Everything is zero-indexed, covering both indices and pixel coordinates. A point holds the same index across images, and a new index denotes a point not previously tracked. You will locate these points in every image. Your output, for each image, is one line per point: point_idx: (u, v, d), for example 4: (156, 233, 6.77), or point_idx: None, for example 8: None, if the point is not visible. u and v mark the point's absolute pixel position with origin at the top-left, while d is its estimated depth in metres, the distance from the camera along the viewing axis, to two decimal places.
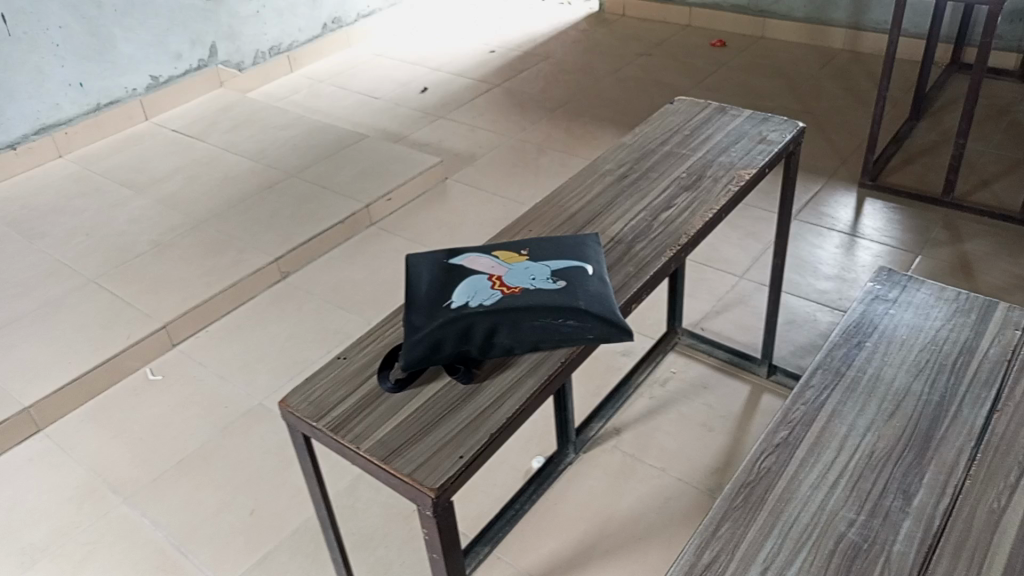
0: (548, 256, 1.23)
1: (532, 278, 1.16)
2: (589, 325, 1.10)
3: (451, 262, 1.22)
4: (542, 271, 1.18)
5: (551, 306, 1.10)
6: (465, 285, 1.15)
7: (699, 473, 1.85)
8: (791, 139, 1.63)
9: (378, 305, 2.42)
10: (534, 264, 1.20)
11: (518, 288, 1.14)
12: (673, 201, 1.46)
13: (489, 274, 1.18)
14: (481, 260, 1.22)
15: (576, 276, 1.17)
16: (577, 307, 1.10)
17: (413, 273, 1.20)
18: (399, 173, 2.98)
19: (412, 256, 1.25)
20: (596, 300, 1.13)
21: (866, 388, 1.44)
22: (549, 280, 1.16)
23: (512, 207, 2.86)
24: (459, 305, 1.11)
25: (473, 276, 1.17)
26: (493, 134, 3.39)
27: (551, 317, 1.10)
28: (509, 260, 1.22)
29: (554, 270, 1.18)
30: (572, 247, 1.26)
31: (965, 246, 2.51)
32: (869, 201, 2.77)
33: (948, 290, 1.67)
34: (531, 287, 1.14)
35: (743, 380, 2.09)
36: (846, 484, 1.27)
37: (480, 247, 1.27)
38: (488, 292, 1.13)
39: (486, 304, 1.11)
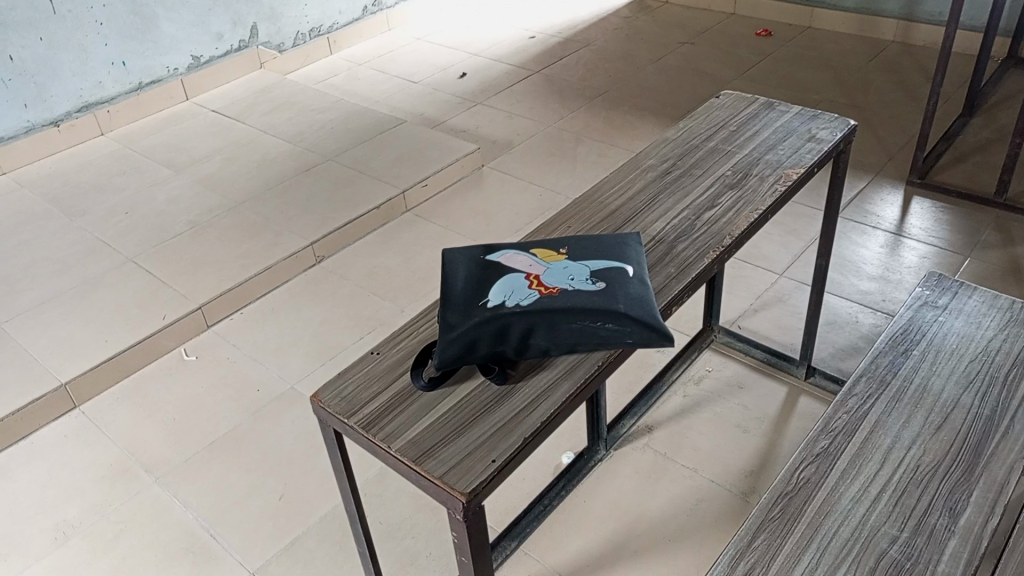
0: (588, 255, 1.19)
1: (571, 278, 1.13)
2: (628, 329, 1.06)
3: (489, 259, 1.20)
4: (581, 271, 1.14)
5: (589, 309, 1.07)
6: (501, 283, 1.13)
7: (732, 475, 1.81)
8: (842, 138, 1.57)
9: (411, 294, 2.41)
10: (574, 263, 1.17)
11: (556, 288, 1.11)
12: (717, 200, 1.42)
13: (525, 272, 1.15)
14: (518, 258, 1.19)
15: (616, 278, 1.13)
16: (616, 310, 1.06)
17: (449, 270, 1.18)
18: (436, 159, 2.96)
19: (447, 251, 1.23)
20: (636, 304, 1.09)
21: (912, 399, 1.40)
22: (588, 281, 1.12)
23: (548, 197, 2.83)
24: (495, 306, 1.08)
25: (509, 274, 1.15)
26: (530, 121, 3.35)
27: (589, 320, 1.06)
28: (547, 258, 1.18)
29: (594, 270, 1.15)
30: (613, 246, 1.22)
31: (1017, 250, 2.42)
32: (916, 199, 2.69)
33: (1001, 298, 1.60)
34: (569, 288, 1.10)
35: (780, 382, 2.05)
36: (888, 499, 1.23)
37: (517, 244, 1.23)
38: (525, 292, 1.10)
39: (523, 304, 1.08)
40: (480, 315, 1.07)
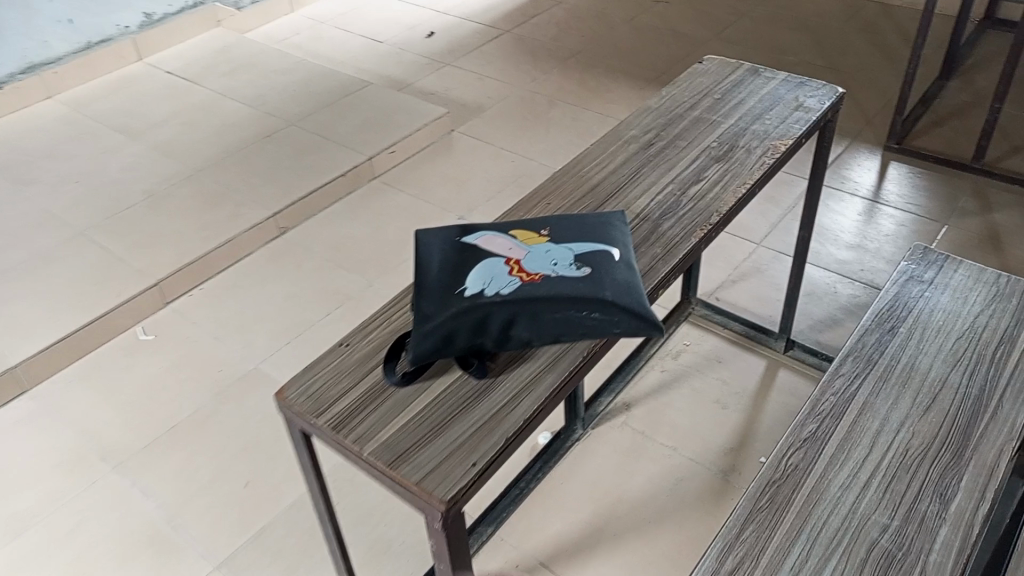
0: (571, 237, 1.11)
1: (554, 262, 1.06)
2: (615, 319, 1.00)
3: (466, 242, 1.12)
4: (564, 255, 1.07)
5: (574, 297, 1.00)
6: (479, 270, 1.05)
7: (712, 453, 1.78)
8: (830, 107, 1.50)
9: (380, 267, 2.32)
10: (556, 245, 1.09)
11: (539, 275, 1.03)
12: (703, 173, 1.35)
13: (505, 257, 1.08)
14: (496, 241, 1.12)
15: (602, 262, 1.06)
16: (602, 298, 1.00)
17: (422, 254, 1.10)
18: (404, 124, 2.85)
19: (419, 233, 1.16)
20: (624, 291, 1.02)
21: (900, 379, 1.36)
22: (573, 266, 1.05)
23: (521, 163, 2.74)
24: (472, 295, 1.01)
25: (487, 259, 1.07)
26: (502, 83, 3.24)
27: (574, 309, 1.00)
28: (528, 241, 1.11)
29: (578, 253, 1.07)
30: (597, 226, 1.15)
31: (994, 217, 2.39)
32: (893, 164, 2.65)
33: (988, 271, 1.57)
34: (552, 274, 1.03)
35: (759, 355, 2.01)
36: (878, 486, 1.20)
37: (496, 225, 1.16)
38: (505, 280, 1.03)
39: (503, 292, 1.01)
40: (457, 305, 1.00)
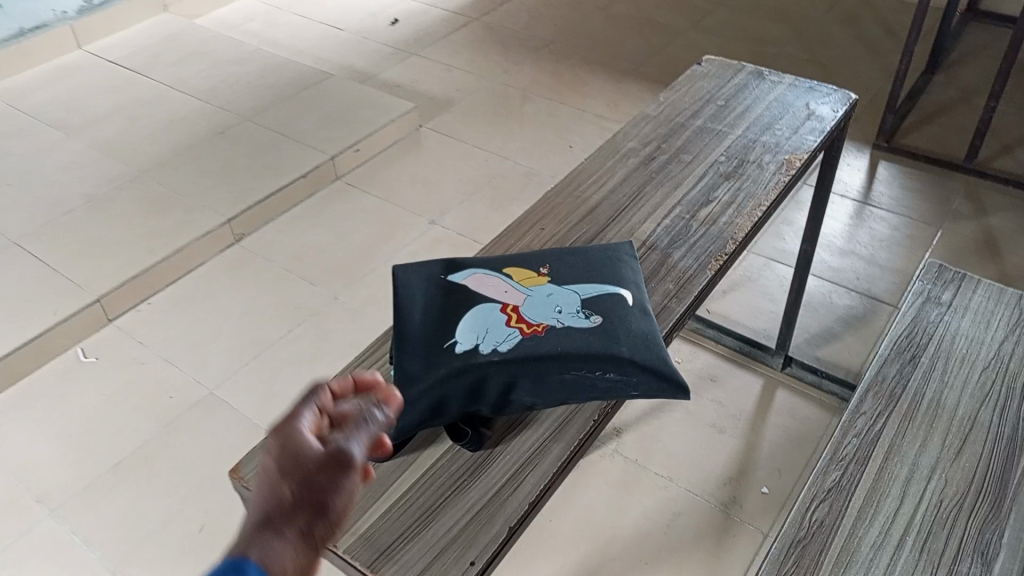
0: (576, 277, 0.97)
1: (558, 310, 0.91)
2: (633, 379, 0.85)
3: (451, 282, 0.97)
4: (570, 301, 0.92)
5: (586, 354, 0.85)
6: (472, 319, 0.90)
7: (710, 484, 1.66)
8: (843, 115, 1.37)
9: (346, 277, 2.15)
10: (559, 287, 0.95)
11: (543, 326, 0.89)
12: (712, 193, 1.20)
13: (500, 301, 0.92)
14: (487, 281, 0.96)
15: (615, 309, 0.91)
16: (618, 355, 0.85)
17: (403, 298, 0.94)
18: (368, 120, 2.66)
19: (395, 270, 1.00)
20: (641, 344, 0.87)
21: (926, 418, 1.25)
22: (581, 315, 0.90)
23: (494, 162, 2.58)
24: (465, 351, 0.86)
25: (479, 304, 0.92)
26: (472, 75, 3.07)
27: (586, 368, 0.85)
28: (526, 282, 0.96)
29: (585, 298, 0.93)
30: (602, 261, 1.00)
31: (989, 221, 2.30)
32: (882, 163, 2.55)
33: (1009, 291, 1.45)
34: (558, 325, 0.88)
35: (755, 373, 1.89)
36: (913, 544, 1.09)
37: (487, 260, 1.01)
38: (502, 331, 0.88)
39: (502, 350, 0.86)
40: (446, 364, 0.85)
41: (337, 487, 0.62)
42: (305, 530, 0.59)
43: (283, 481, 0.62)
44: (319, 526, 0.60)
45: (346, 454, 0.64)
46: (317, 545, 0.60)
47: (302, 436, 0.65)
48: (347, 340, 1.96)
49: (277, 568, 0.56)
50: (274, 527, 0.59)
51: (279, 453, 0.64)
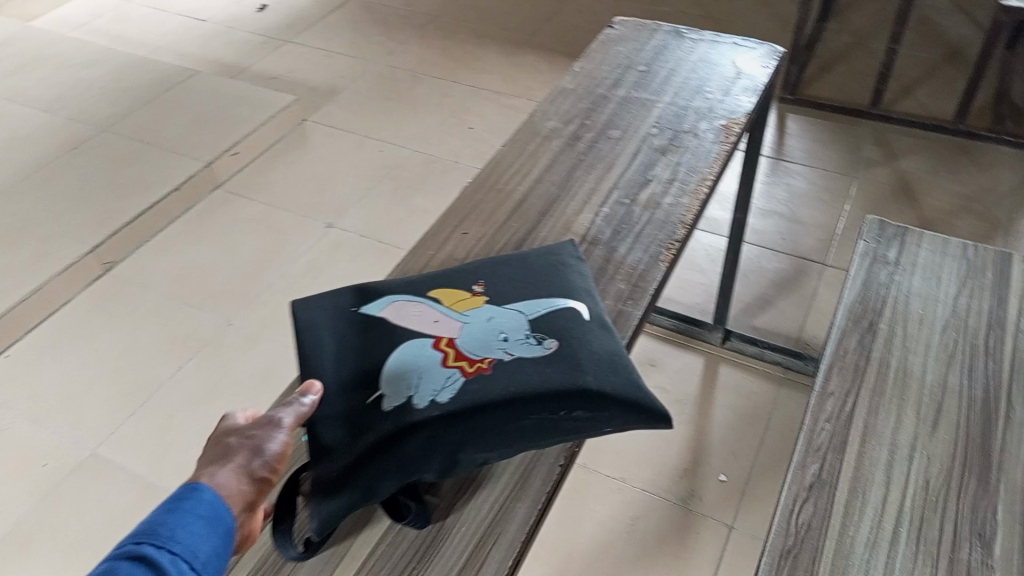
0: (516, 296, 0.84)
1: (503, 337, 0.77)
2: (604, 414, 0.71)
3: (367, 315, 0.82)
4: (515, 325, 0.79)
5: (541, 391, 0.71)
6: (401, 364, 0.75)
7: (666, 479, 1.55)
8: (775, 70, 1.25)
9: (239, 298, 1.92)
10: (498, 310, 0.81)
11: (488, 361, 0.75)
12: (650, 172, 1.06)
13: (431, 335, 0.79)
14: (411, 309, 0.82)
15: (567, 330, 0.78)
16: (582, 387, 0.71)
17: (314, 351, 0.79)
18: (245, 119, 2.41)
19: (297, 309, 0.84)
20: (606, 368, 0.74)
21: (895, 391, 1.16)
22: (531, 342, 0.77)
23: (391, 152, 2.38)
24: (396, 407, 0.72)
25: (406, 342, 0.78)
26: (355, 59, 2.84)
27: (546, 410, 0.71)
28: (461, 305, 0.83)
29: (532, 321, 0.80)
30: (543, 274, 0.87)
31: (901, 164, 2.27)
32: (790, 116, 2.49)
33: (953, 242, 1.39)
34: (506, 358, 0.75)
35: (695, 352, 1.79)
36: (908, 536, 0.99)
37: (410, 286, 0.86)
38: (440, 374, 0.74)
39: (442, 402, 0.71)
40: (374, 429, 0.71)
41: (271, 435, 0.68)
42: (244, 466, 0.65)
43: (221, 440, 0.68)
44: (258, 467, 0.66)
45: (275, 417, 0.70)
46: (259, 482, 0.65)
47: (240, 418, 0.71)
48: (247, 370, 1.74)
49: (224, 491, 0.62)
50: (216, 465, 0.65)
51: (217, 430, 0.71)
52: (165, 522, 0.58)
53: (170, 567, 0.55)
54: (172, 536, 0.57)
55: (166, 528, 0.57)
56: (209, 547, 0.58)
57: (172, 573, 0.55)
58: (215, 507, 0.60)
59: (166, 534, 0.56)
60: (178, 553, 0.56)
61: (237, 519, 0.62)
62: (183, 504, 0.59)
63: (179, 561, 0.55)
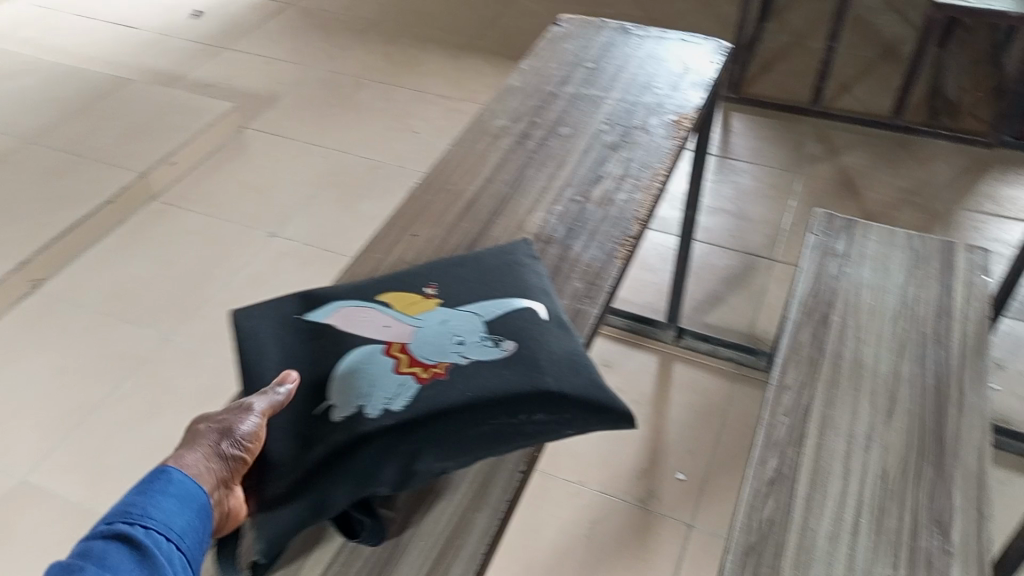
0: (471, 297, 0.81)
1: (458, 341, 0.75)
2: (564, 417, 0.69)
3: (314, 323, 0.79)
4: (469, 328, 0.77)
5: (496, 394, 0.69)
6: (353, 371, 0.73)
7: (625, 479, 1.53)
8: (722, 65, 1.24)
9: (180, 311, 1.85)
10: (452, 313, 0.79)
11: (443, 366, 0.73)
12: (602, 168, 1.05)
13: (382, 341, 0.76)
14: (360, 316, 0.79)
15: (524, 330, 0.76)
16: (542, 390, 0.70)
17: (259, 363, 0.75)
18: (181, 127, 2.33)
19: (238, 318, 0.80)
20: (565, 369, 0.72)
21: (850, 382, 1.16)
22: (487, 344, 0.74)
23: (335, 158, 2.33)
24: (347, 417, 0.69)
25: (356, 349, 0.75)
26: (295, 65, 2.78)
27: (505, 415, 0.69)
28: (413, 309, 0.80)
29: (488, 324, 0.77)
30: (497, 273, 0.85)
31: (842, 160, 2.31)
32: (734, 115, 2.52)
33: (900, 234, 1.41)
34: (461, 362, 0.73)
35: (650, 351, 1.78)
36: (869, 527, 0.99)
37: (360, 291, 0.83)
38: (391, 382, 0.71)
39: (396, 410, 0.69)
40: (324, 440, 0.68)
41: (240, 419, 0.67)
42: (216, 449, 0.65)
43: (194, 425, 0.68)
44: (228, 449, 0.65)
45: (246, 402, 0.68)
46: (233, 463, 0.65)
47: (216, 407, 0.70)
48: (191, 386, 1.67)
49: (196, 472, 0.63)
50: (187, 449, 0.65)
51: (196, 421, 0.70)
52: (138, 502, 0.60)
53: (145, 541, 0.57)
54: (145, 513, 0.59)
55: (139, 507, 0.59)
56: (184, 520, 0.60)
57: (149, 545, 0.57)
58: (186, 484, 0.61)
59: (139, 511, 0.59)
60: (152, 527, 0.58)
61: (213, 496, 0.63)
62: (155, 484, 0.61)
63: (153, 535, 0.58)
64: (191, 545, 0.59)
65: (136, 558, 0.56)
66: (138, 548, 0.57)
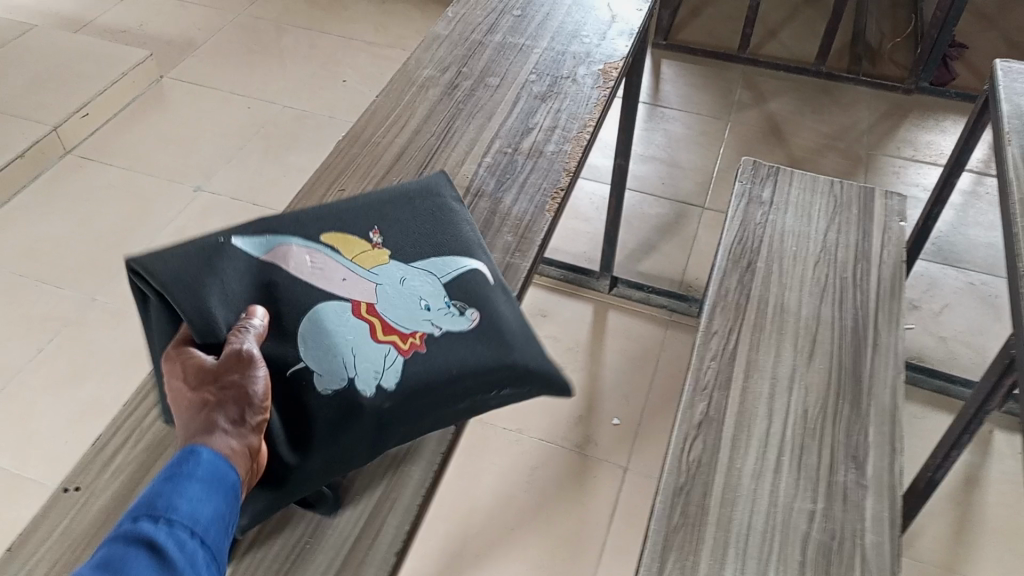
0: (421, 255, 0.79)
1: (424, 306, 0.74)
2: (525, 391, 0.70)
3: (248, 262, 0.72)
4: (430, 290, 0.75)
5: (470, 368, 0.69)
6: (329, 338, 0.70)
7: (563, 426, 1.57)
8: (649, 13, 1.24)
9: (101, 271, 1.78)
10: (409, 270, 0.77)
11: (420, 336, 0.71)
12: (530, 120, 1.04)
13: (347, 299, 0.73)
14: (307, 263, 0.75)
15: (483, 295, 0.76)
16: (510, 366, 0.69)
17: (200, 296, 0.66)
18: (91, 76, 2.21)
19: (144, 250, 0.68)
20: (524, 338, 0.72)
21: (775, 326, 1.20)
22: (455, 311, 0.74)
23: (258, 108, 2.25)
24: (338, 391, 0.68)
25: (319, 307, 0.71)
26: (211, 9, 2.66)
27: (478, 391, 0.69)
28: (368, 264, 0.77)
29: (448, 286, 0.76)
30: (438, 226, 0.82)
31: (770, 107, 2.35)
32: (665, 62, 2.52)
33: (822, 180, 1.44)
34: (436, 331, 0.72)
35: (584, 299, 1.81)
36: (791, 464, 1.03)
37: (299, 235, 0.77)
38: (376, 353, 0.70)
39: (388, 387, 0.68)
40: (308, 417, 0.67)
41: (253, 377, 0.62)
42: (236, 418, 0.60)
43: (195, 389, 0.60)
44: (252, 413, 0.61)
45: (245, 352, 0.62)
46: (255, 431, 0.60)
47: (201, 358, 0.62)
48: (117, 347, 1.62)
49: (223, 450, 0.58)
50: (205, 423, 0.58)
51: (183, 374, 0.61)
52: (162, 492, 0.54)
53: (168, 538, 0.51)
54: (170, 506, 0.53)
55: (163, 499, 0.54)
56: (212, 511, 0.55)
57: (174, 545, 0.51)
58: (216, 465, 0.57)
59: (165, 505, 0.53)
60: (178, 522, 0.53)
61: (244, 469, 0.59)
62: (181, 468, 0.55)
63: (182, 530, 0.52)
64: (216, 540, 0.54)
65: (155, 556, 0.50)
66: (158, 546, 0.51)
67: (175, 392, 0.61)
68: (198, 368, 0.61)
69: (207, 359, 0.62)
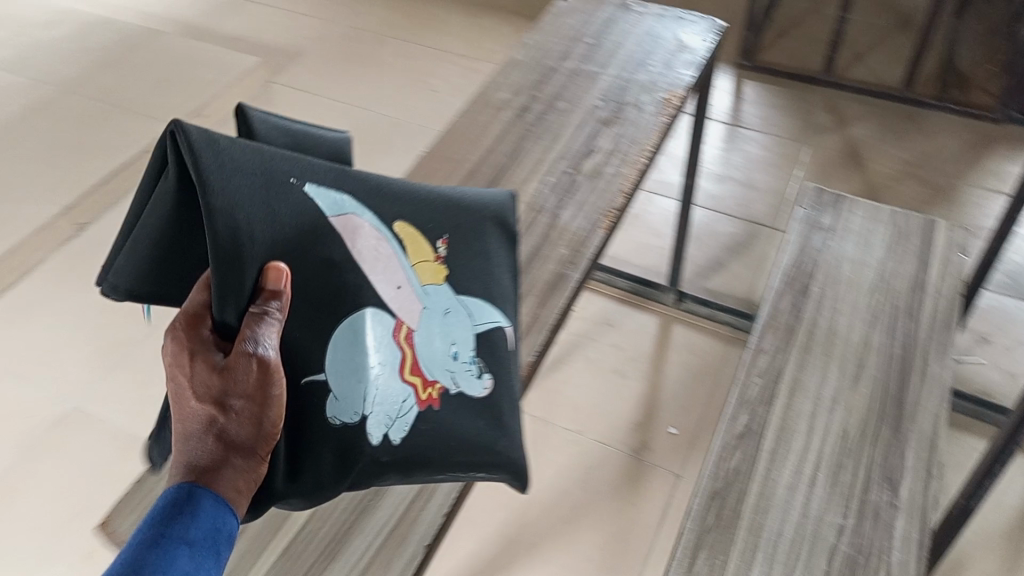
0: (472, 287, 0.79)
1: (453, 353, 0.77)
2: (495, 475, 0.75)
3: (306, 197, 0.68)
4: (462, 335, 0.78)
5: (475, 445, 0.74)
6: (359, 362, 0.71)
7: (620, 430, 1.65)
8: (716, 45, 1.31)
9: None
10: (455, 303, 0.78)
11: (437, 390, 0.75)
12: (594, 144, 1.13)
13: (393, 316, 0.73)
14: (369, 245, 0.72)
15: (502, 359, 0.79)
16: (492, 453, 0.74)
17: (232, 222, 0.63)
18: (210, 82, 2.43)
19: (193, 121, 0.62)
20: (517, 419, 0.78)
21: (823, 348, 1.26)
22: (474, 370, 0.77)
23: (355, 113, 2.42)
24: (345, 424, 0.70)
25: (356, 319, 0.70)
26: (318, 20, 2.85)
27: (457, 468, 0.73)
28: (423, 274, 0.76)
29: (477, 334, 0.78)
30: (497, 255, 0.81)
31: (852, 131, 2.36)
32: (746, 84, 2.56)
33: (884, 211, 1.48)
34: (452, 389, 0.76)
35: (649, 311, 1.88)
36: (825, 480, 1.09)
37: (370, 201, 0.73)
38: (396, 391, 0.73)
39: (395, 440, 0.72)
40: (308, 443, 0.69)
41: (270, 401, 0.59)
42: (246, 451, 0.60)
43: (206, 404, 0.58)
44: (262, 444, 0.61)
45: (264, 366, 0.58)
46: (260, 459, 0.61)
47: (216, 372, 0.58)
48: None
49: (228, 493, 0.59)
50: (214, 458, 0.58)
51: (196, 387, 0.58)
52: (149, 559, 0.53)
53: None
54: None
55: (151, 568, 0.53)
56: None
57: None
58: (213, 522, 0.57)
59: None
60: None
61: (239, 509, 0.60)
62: (172, 532, 0.55)
63: None
64: None
65: None
66: None
67: (180, 391, 0.58)
68: (213, 389, 0.58)
69: (222, 372, 0.58)
